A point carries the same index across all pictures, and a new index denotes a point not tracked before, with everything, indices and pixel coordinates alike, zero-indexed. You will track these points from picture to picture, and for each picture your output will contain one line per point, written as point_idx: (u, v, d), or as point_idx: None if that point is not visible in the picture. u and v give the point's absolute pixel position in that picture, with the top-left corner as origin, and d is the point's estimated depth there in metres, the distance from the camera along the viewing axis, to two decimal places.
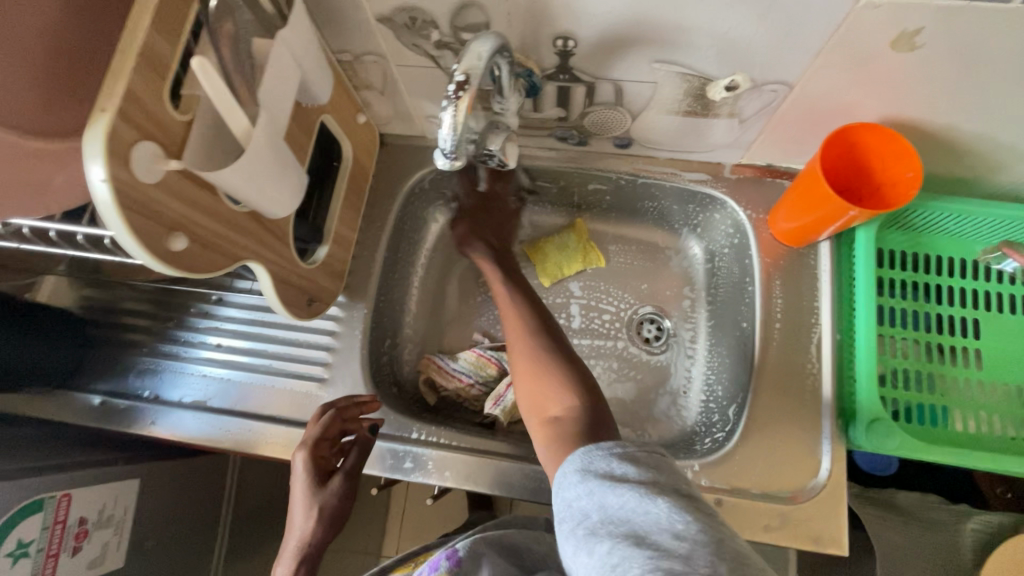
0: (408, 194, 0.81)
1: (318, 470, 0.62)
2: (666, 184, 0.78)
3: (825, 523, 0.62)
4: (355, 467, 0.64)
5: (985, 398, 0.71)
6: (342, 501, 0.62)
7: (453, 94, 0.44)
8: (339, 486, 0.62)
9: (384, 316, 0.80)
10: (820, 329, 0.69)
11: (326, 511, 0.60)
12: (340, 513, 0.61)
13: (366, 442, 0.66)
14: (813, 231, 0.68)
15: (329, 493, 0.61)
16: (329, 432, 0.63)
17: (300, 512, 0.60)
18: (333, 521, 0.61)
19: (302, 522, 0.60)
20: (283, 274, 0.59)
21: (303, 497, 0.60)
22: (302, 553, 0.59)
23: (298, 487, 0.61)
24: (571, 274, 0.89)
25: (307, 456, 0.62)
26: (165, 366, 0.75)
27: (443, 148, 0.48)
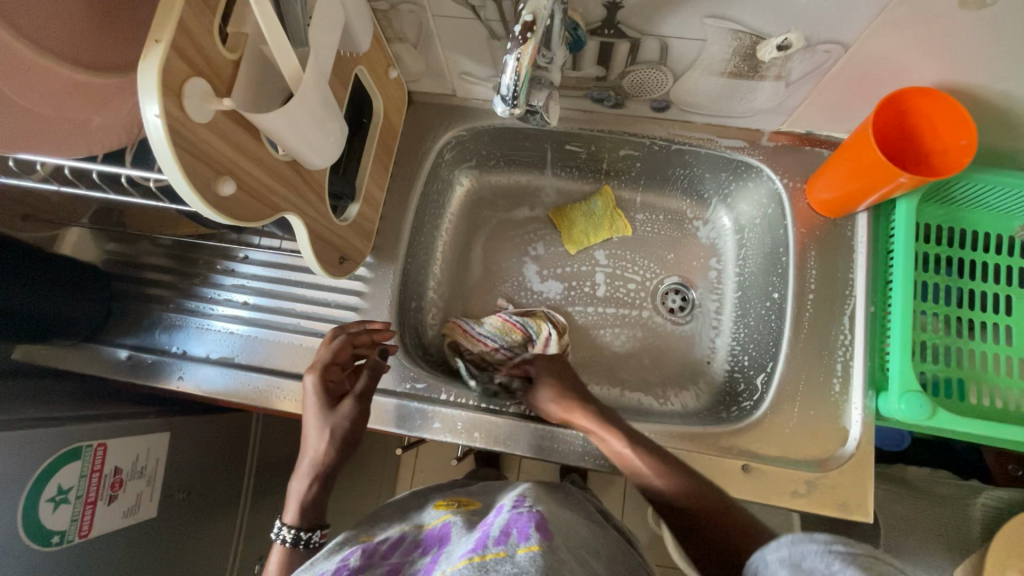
0: (436, 155, 0.80)
1: (329, 393, 0.61)
2: (701, 151, 0.76)
3: (851, 490, 0.62)
4: (367, 390, 0.63)
5: (1012, 374, 0.72)
6: (354, 423, 0.61)
7: (519, 36, 0.45)
8: (350, 409, 0.61)
9: (410, 278, 0.79)
10: (854, 301, 0.68)
11: (339, 432, 0.60)
12: (353, 435, 0.61)
13: (378, 365, 0.65)
14: (854, 201, 0.66)
15: (341, 416, 0.60)
16: (340, 356, 0.63)
17: (313, 434, 0.59)
18: (347, 442, 0.60)
19: (315, 443, 0.59)
20: (318, 229, 0.58)
21: (315, 418, 0.60)
22: (318, 474, 0.58)
23: (310, 409, 0.60)
24: (597, 242, 0.88)
25: (317, 379, 0.61)
26: (191, 323, 0.75)
27: (503, 96, 0.49)
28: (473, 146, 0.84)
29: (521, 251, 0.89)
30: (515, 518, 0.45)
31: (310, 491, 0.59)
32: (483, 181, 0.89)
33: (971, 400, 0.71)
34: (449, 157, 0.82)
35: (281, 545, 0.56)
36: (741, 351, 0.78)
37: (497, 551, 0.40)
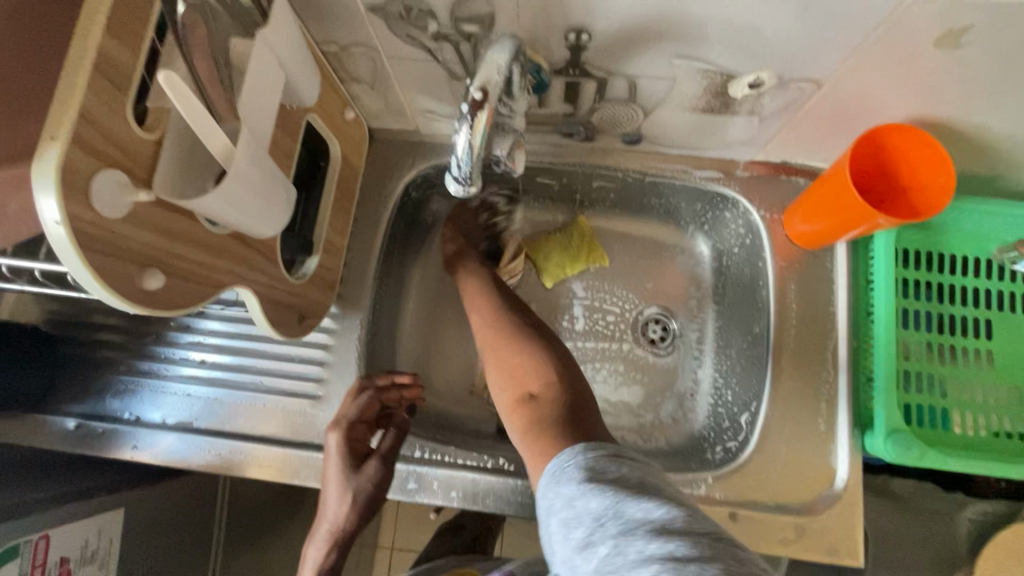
0: (401, 193, 0.76)
1: (352, 452, 0.63)
2: (676, 182, 0.74)
3: (841, 534, 0.61)
4: (392, 450, 0.64)
5: (997, 400, 0.71)
6: (377, 485, 0.62)
7: (469, 114, 0.45)
8: (373, 471, 0.62)
9: (379, 324, 0.76)
10: (837, 336, 0.67)
11: (363, 494, 0.61)
12: (376, 498, 0.62)
13: (403, 426, 0.66)
14: (833, 234, 0.64)
15: (363, 478, 0.61)
16: (366, 414, 0.64)
17: (335, 497, 0.61)
18: (367, 508, 0.62)
19: (336, 507, 0.61)
20: (272, 294, 0.54)
21: (338, 479, 0.61)
22: (336, 542, 0.62)
23: (335, 468, 0.62)
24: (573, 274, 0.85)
25: (342, 439, 0.62)
26: (145, 386, 0.70)
27: (457, 177, 0.50)
28: (440, 181, 0.80)
29: None
30: None
31: (324, 557, 0.62)
32: (453, 215, 0.86)
33: (958, 429, 0.70)
34: (415, 194, 0.79)
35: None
36: (725, 385, 0.76)
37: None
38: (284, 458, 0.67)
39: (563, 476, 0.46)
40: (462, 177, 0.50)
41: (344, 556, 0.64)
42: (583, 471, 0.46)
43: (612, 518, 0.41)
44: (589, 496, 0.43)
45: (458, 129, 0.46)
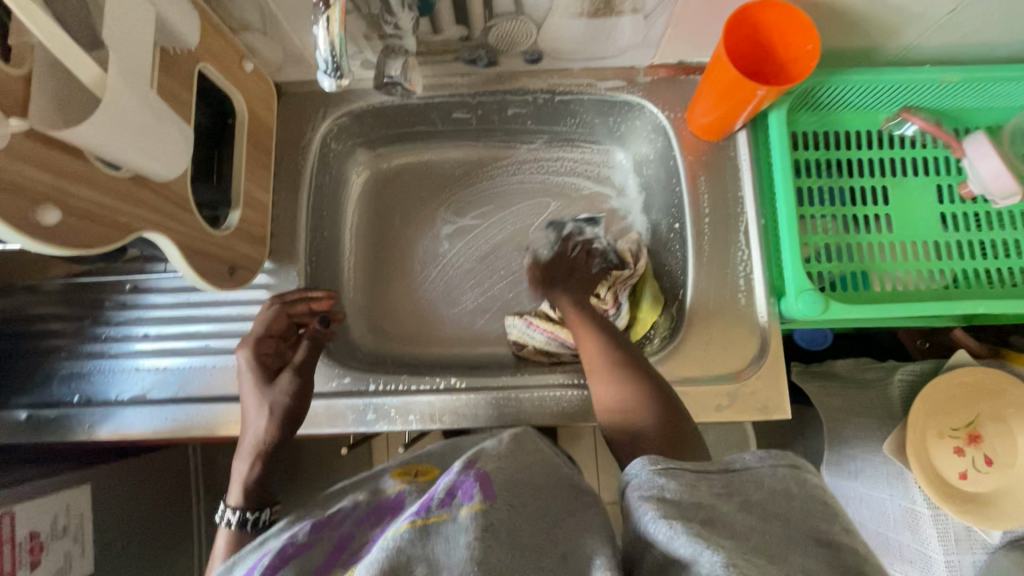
0: (320, 144, 0.77)
1: (264, 366, 0.64)
2: (585, 97, 0.77)
3: (769, 393, 0.67)
4: (304, 360, 0.65)
5: (898, 257, 0.77)
6: (294, 397, 0.62)
7: (321, 3, 0.42)
8: (288, 383, 0.63)
9: (318, 276, 0.77)
10: (746, 218, 0.72)
11: (278, 406, 0.61)
12: (294, 409, 0.62)
13: (316, 335, 0.68)
14: (728, 121, 0.68)
15: (277, 390, 0.62)
16: (273, 327, 0.67)
17: (254, 412, 0.62)
18: (289, 420, 0.61)
19: (256, 420, 0.61)
20: (193, 244, 0.55)
21: (253, 395, 0.62)
22: (260, 451, 0.60)
23: (249, 386, 0.63)
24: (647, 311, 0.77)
25: (251, 353, 0.64)
26: (93, 367, 0.70)
27: (323, 69, 0.45)
28: (359, 130, 0.81)
29: (431, 229, 0.89)
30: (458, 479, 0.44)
31: (252, 468, 0.60)
32: (379, 165, 0.88)
33: (867, 288, 0.76)
34: (334, 145, 0.79)
35: (227, 527, 0.57)
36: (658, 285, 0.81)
37: (439, 516, 0.41)
38: None
39: (687, 469, 0.43)
40: (329, 72, 0.45)
41: (275, 470, 0.61)
42: (722, 477, 0.43)
43: (724, 523, 0.39)
44: (707, 498, 0.41)
45: (313, 20, 0.43)
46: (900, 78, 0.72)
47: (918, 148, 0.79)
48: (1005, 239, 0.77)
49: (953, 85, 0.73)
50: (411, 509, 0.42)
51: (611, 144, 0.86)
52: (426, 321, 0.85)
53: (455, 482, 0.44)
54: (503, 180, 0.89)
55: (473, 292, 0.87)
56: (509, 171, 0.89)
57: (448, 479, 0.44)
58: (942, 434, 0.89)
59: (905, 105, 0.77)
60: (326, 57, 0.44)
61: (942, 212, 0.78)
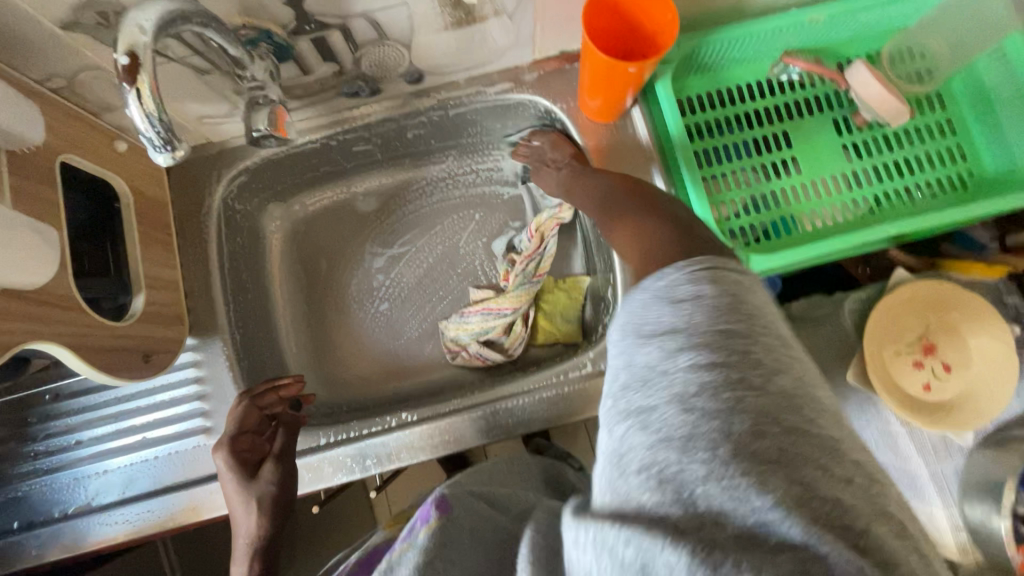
0: (222, 206, 0.74)
1: (243, 464, 0.60)
2: (477, 105, 0.76)
3: None
4: (285, 447, 0.63)
5: (814, 196, 0.79)
6: (282, 487, 0.60)
7: (128, 79, 0.40)
8: (271, 474, 0.60)
9: (249, 340, 0.75)
10: (657, 190, 0.72)
11: (267, 500, 0.59)
12: (283, 497, 0.60)
13: (294, 421, 0.66)
14: (616, 102, 0.70)
15: (265, 484, 0.59)
16: (247, 423, 0.63)
17: (241, 511, 0.58)
18: (278, 509, 0.59)
19: (246, 519, 0.58)
20: (92, 342, 0.52)
21: (238, 496, 0.59)
22: (256, 551, 0.57)
23: (231, 486, 0.59)
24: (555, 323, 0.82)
25: (228, 454, 0.60)
26: (30, 487, 0.67)
27: (154, 145, 0.43)
28: (261, 184, 0.79)
29: (362, 266, 0.87)
30: (421, 505, 0.49)
31: (250, 572, 0.57)
32: (295, 214, 0.86)
33: (791, 233, 0.78)
34: (237, 204, 0.77)
35: None
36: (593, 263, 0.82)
37: (404, 547, 0.44)
38: (196, 497, 0.66)
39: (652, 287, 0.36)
40: (158, 145, 0.43)
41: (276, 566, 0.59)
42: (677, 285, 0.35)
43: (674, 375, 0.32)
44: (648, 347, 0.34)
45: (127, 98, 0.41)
46: (771, 26, 0.74)
47: (808, 88, 0.81)
48: (908, 156, 0.79)
49: (823, 22, 0.75)
50: (379, 555, 0.45)
51: None
52: (375, 357, 0.84)
53: (417, 516, 0.48)
54: (424, 202, 0.89)
55: (416, 318, 0.86)
56: (427, 192, 0.89)
57: (415, 516, 0.48)
58: (899, 351, 0.90)
59: (785, 50, 0.79)
60: (150, 133, 0.42)
61: (844, 143, 0.80)
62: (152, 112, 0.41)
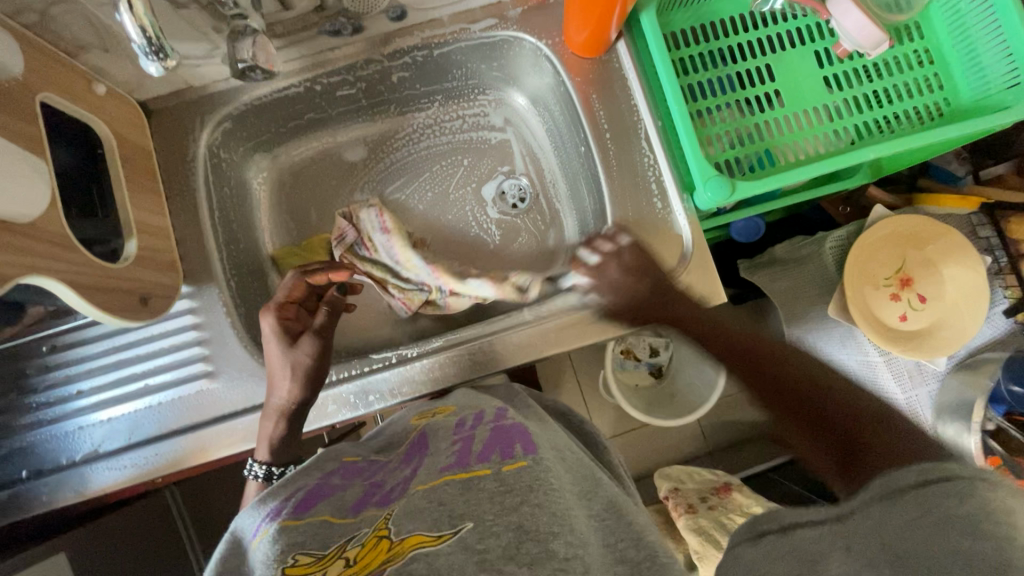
0: (208, 154, 0.73)
1: (285, 331, 0.65)
2: (462, 44, 0.76)
3: (700, 282, 0.70)
4: (325, 324, 0.67)
5: (795, 129, 0.80)
6: (317, 360, 0.64)
7: None
8: (309, 346, 0.64)
9: (243, 289, 0.75)
10: (644, 123, 0.73)
11: (302, 368, 0.63)
12: (316, 368, 0.64)
13: (336, 301, 0.69)
14: (601, 34, 0.69)
15: (303, 354, 0.64)
16: (295, 293, 0.67)
17: (278, 374, 0.63)
18: (312, 379, 0.64)
19: (281, 384, 0.63)
20: (89, 280, 0.52)
21: (277, 359, 0.64)
22: (287, 411, 0.63)
23: (273, 347, 0.64)
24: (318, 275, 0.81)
25: (274, 318, 0.65)
26: (34, 438, 0.67)
27: (147, 56, 0.44)
28: (245, 132, 0.78)
29: None
30: (509, 438, 0.50)
31: (278, 430, 0.63)
32: (280, 165, 0.85)
33: (773, 166, 0.79)
34: (222, 153, 0.76)
35: (256, 479, 0.64)
36: (581, 203, 0.83)
37: (481, 470, 0.44)
38: (203, 440, 0.67)
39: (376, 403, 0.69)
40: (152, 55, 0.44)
41: (297, 429, 0.65)
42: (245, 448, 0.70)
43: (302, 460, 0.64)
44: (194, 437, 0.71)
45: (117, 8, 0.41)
46: None
47: (789, 20, 0.82)
48: (887, 86, 0.81)
49: None
50: (450, 462, 0.47)
51: (504, 87, 0.86)
52: (369, 305, 0.85)
53: (490, 439, 0.50)
54: (410, 150, 0.89)
55: None
56: (413, 139, 0.89)
57: (482, 436, 0.51)
58: (875, 284, 0.93)
59: None
60: (142, 41, 0.43)
61: (825, 76, 0.81)
62: (144, 21, 0.43)
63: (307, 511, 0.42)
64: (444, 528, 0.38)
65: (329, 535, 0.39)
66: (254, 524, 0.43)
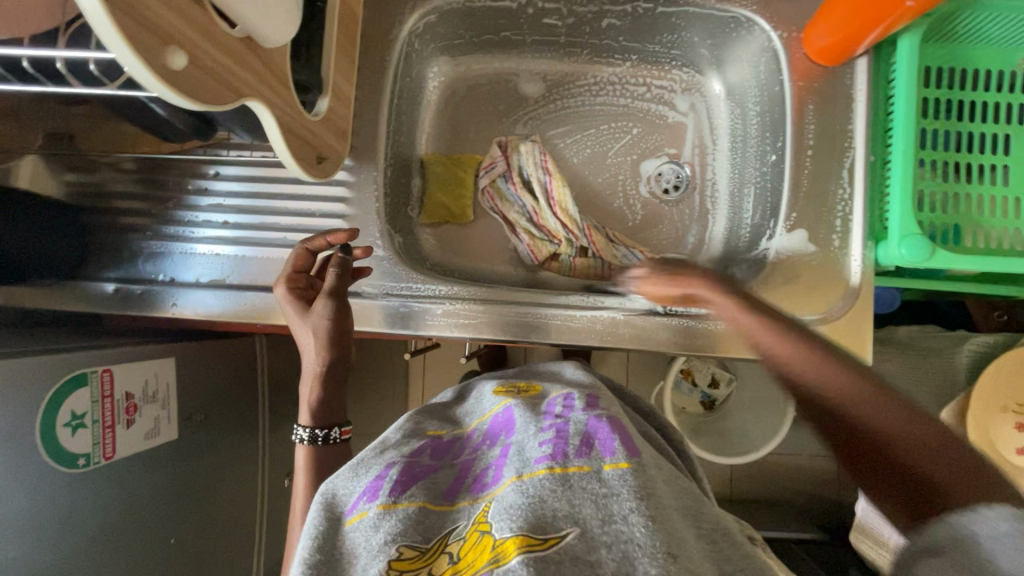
0: (406, 39, 0.73)
1: (300, 300, 0.59)
2: (691, 10, 0.71)
3: (852, 337, 0.64)
4: (337, 286, 0.58)
5: (1007, 213, 0.72)
6: (336, 321, 0.57)
7: None
8: (325, 307, 0.57)
9: (391, 181, 0.75)
10: (854, 153, 0.67)
11: (322, 331, 0.56)
12: (340, 331, 0.57)
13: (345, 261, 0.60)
14: (852, 43, 0.63)
15: (319, 317, 0.56)
16: (299, 264, 0.61)
17: (302, 341, 0.57)
18: (337, 342, 0.56)
19: (310, 351, 0.56)
20: (290, 123, 0.53)
21: (299, 325, 0.58)
22: (320, 376, 0.56)
23: (290, 315, 0.59)
24: (439, 194, 0.82)
25: (285, 289, 0.60)
26: (173, 248, 0.71)
27: None
28: (442, 31, 0.77)
29: None
30: (595, 425, 0.43)
31: (314, 393, 0.56)
32: (457, 73, 0.84)
33: (968, 243, 0.72)
34: (417, 43, 0.75)
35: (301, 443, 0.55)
36: (742, 212, 0.78)
37: (580, 466, 0.38)
38: None
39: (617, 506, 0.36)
40: None
41: (342, 390, 0.58)
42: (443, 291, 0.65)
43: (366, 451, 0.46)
44: None
45: None
46: None
47: None
48: None
49: None
50: (544, 453, 0.40)
51: (706, 68, 0.81)
52: (492, 238, 0.84)
53: (590, 430, 0.42)
54: (585, 100, 0.85)
55: None
56: (592, 91, 0.85)
57: (578, 424, 0.43)
58: (1005, 408, 0.84)
59: None
60: None
61: None
62: None
63: (402, 494, 0.40)
64: (551, 530, 0.34)
65: (431, 525, 0.39)
66: (346, 495, 0.42)
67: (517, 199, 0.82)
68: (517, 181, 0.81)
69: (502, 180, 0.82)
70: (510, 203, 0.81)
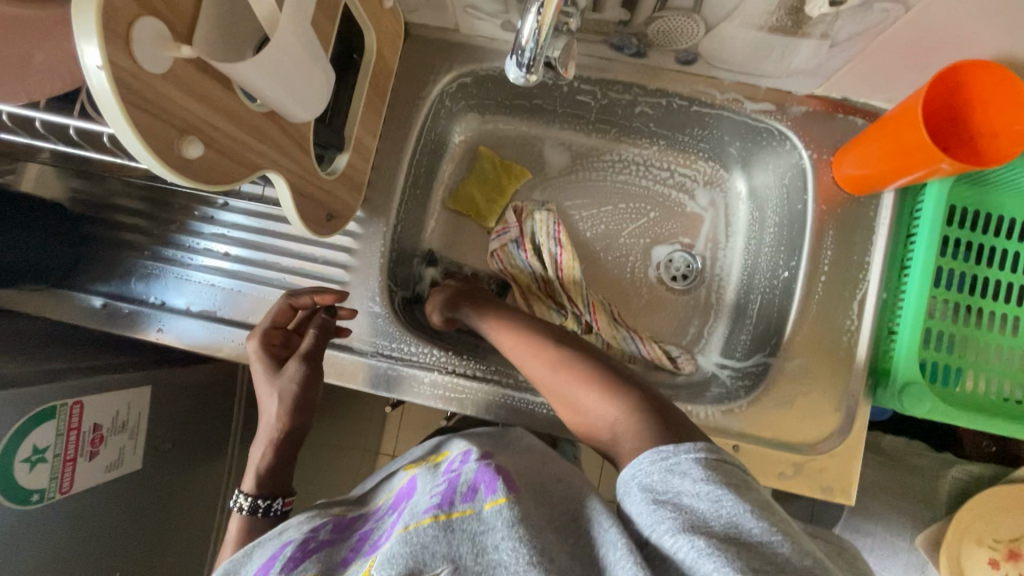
0: (437, 97, 0.72)
1: (272, 357, 0.60)
2: (724, 113, 0.70)
3: (838, 475, 0.63)
4: (313, 348, 0.59)
5: (1006, 362, 0.71)
6: (303, 385, 0.57)
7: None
8: (294, 372, 0.58)
9: (400, 234, 0.74)
10: (867, 285, 0.66)
11: (288, 394, 0.57)
12: (305, 397, 0.57)
13: (326, 324, 0.61)
14: (881, 182, 0.63)
15: (287, 379, 0.57)
16: (280, 319, 0.62)
17: (264, 398, 0.58)
18: (302, 406, 0.57)
19: (269, 410, 0.57)
20: (303, 186, 0.52)
21: (264, 383, 0.58)
22: (275, 439, 0.56)
23: (259, 373, 0.59)
24: (478, 192, 0.82)
25: (259, 345, 0.60)
26: (167, 271, 0.69)
27: (519, 61, 0.51)
28: (474, 90, 0.76)
29: None
30: (479, 469, 0.43)
31: (264, 456, 0.57)
32: (483, 131, 0.83)
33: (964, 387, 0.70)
34: (447, 100, 0.75)
35: (240, 512, 0.55)
36: (747, 317, 0.77)
37: (464, 510, 0.40)
38: None
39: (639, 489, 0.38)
40: (523, 63, 0.51)
41: (291, 458, 0.58)
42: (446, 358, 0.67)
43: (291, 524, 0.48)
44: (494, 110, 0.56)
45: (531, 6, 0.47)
46: None
47: None
48: None
49: None
50: (432, 502, 0.41)
51: (732, 167, 0.80)
52: None
53: (476, 476, 0.43)
54: (607, 176, 0.84)
55: None
56: (615, 168, 0.84)
57: (468, 471, 0.43)
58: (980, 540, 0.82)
59: None
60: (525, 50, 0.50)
61: None
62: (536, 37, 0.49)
63: (294, 570, 0.42)
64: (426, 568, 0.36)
65: None
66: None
67: (525, 262, 0.79)
68: (528, 247, 0.79)
69: (511, 245, 0.80)
70: (519, 268, 0.80)
